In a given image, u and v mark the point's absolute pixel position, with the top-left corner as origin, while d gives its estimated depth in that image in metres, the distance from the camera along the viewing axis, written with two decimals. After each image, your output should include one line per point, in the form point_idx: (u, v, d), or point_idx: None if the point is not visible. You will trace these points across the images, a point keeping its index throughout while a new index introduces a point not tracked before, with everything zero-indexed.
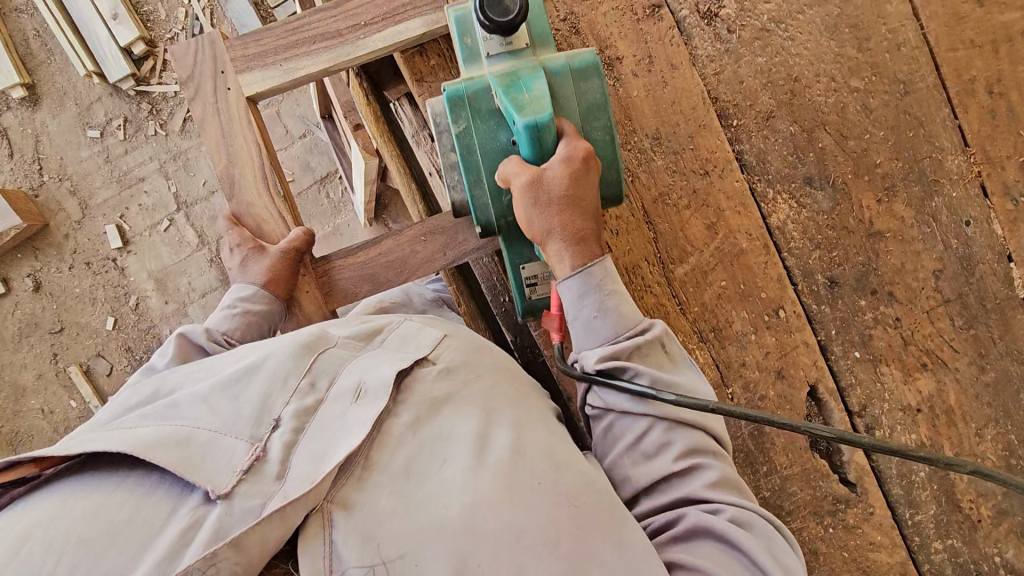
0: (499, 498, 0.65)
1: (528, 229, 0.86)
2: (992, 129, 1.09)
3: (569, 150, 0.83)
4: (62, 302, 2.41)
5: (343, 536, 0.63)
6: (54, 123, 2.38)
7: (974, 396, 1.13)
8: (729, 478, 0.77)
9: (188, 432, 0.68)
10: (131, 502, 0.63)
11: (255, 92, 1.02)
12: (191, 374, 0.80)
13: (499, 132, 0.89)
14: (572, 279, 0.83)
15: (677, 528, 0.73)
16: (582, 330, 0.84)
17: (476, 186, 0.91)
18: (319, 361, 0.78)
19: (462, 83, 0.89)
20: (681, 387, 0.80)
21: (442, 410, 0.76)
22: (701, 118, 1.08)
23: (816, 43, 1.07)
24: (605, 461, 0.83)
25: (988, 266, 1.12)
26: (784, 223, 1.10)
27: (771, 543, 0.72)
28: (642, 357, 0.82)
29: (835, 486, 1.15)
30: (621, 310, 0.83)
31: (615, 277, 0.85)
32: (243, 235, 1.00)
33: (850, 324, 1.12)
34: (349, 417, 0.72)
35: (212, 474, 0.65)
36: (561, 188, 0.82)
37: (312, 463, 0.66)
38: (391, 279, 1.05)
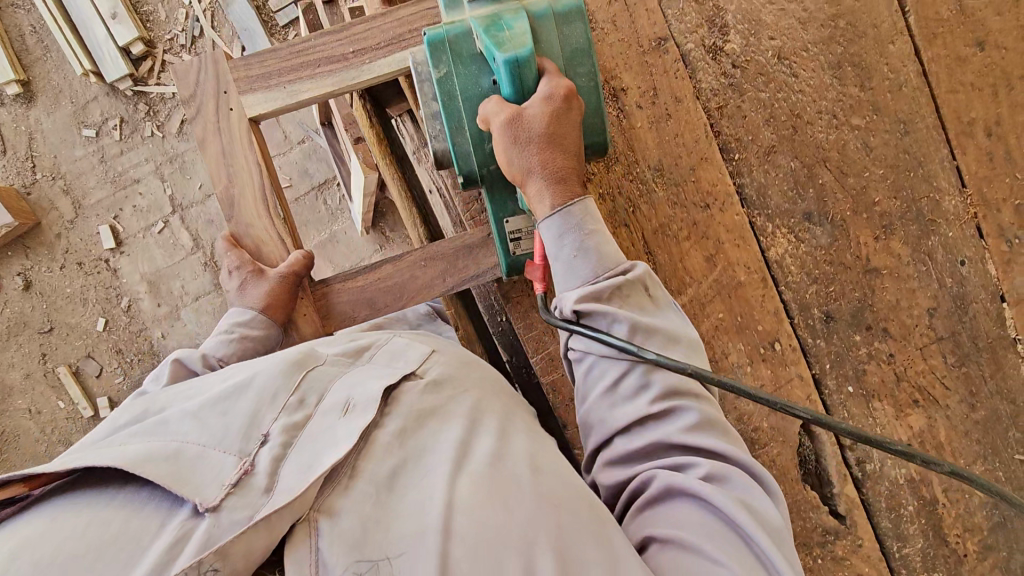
0: (479, 503, 0.62)
1: (508, 171, 0.83)
2: (989, 171, 1.10)
3: (551, 87, 0.81)
4: (52, 301, 2.38)
5: (329, 543, 0.58)
6: (49, 120, 2.35)
7: (964, 432, 1.14)
8: (708, 418, 0.75)
9: (176, 447, 0.64)
10: (122, 518, 0.59)
11: (257, 113, 1.01)
12: (181, 393, 0.77)
13: (481, 77, 0.86)
14: (551, 218, 0.80)
15: (651, 489, 0.71)
16: (562, 271, 0.81)
17: (458, 133, 0.88)
18: (308, 378, 0.75)
19: (443, 28, 0.86)
20: (659, 332, 0.78)
21: (428, 422, 0.73)
22: (703, 151, 1.08)
23: (819, 80, 1.08)
24: (585, 408, 0.81)
25: (981, 306, 1.13)
26: (782, 257, 1.11)
27: (746, 492, 0.68)
28: (622, 298, 0.79)
29: (825, 517, 1.15)
30: (601, 251, 0.80)
31: (596, 215, 0.82)
32: (242, 257, 0.99)
33: (844, 358, 1.13)
34: (337, 429, 0.68)
35: (201, 487, 0.60)
36: (541, 128, 0.80)
37: (300, 475, 0.62)
38: (390, 303, 1.04)
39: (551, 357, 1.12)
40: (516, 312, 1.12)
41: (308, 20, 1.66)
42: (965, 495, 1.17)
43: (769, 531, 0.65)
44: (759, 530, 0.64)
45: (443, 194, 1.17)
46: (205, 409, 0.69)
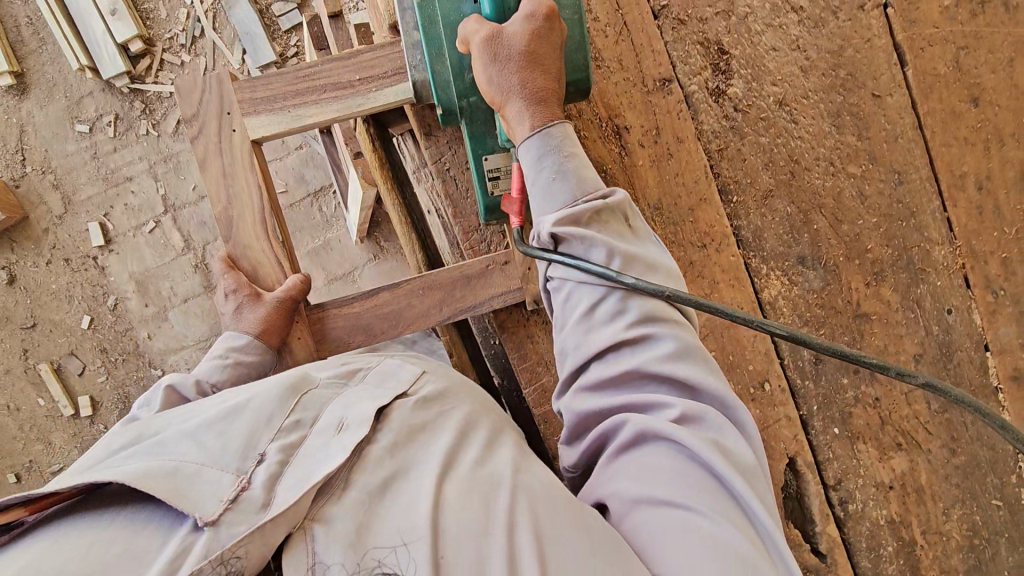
0: (466, 506, 0.62)
1: (485, 93, 0.81)
2: (978, 224, 1.13)
3: (533, 6, 0.79)
4: (36, 297, 2.34)
5: (326, 547, 0.58)
6: (41, 114, 2.32)
7: (944, 476, 1.19)
8: (685, 345, 0.73)
9: (174, 463, 0.63)
10: (124, 536, 0.57)
11: (260, 135, 1.00)
12: (176, 416, 0.75)
13: (463, 3, 0.85)
14: (530, 138, 0.79)
15: (624, 434, 0.70)
16: (540, 196, 0.80)
17: (438, 60, 0.87)
18: (303, 400, 0.74)
19: None
20: (638, 258, 0.76)
21: (418, 438, 0.71)
22: (703, 192, 1.09)
23: (818, 128, 1.10)
24: (561, 337, 0.80)
25: (965, 354, 1.15)
26: (774, 299, 1.12)
27: (722, 432, 0.68)
28: (601, 223, 0.78)
29: (806, 556, 1.17)
30: (580, 174, 0.79)
31: (575, 140, 0.81)
32: (240, 279, 0.98)
33: (832, 401, 1.17)
34: (331, 446, 0.67)
35: (200, 502, 0.59)
36: (520, 45, 0.78)
37: (295, 489, 0.61)
38: (386, 330, 1.05)
39: (543, 388, 1.13)
40: (511, 342, 1.13)
41: (312, 33, 1.65)
42: (942, 537, 1.19)
43: (741, 467, 0.66)
44: (731, 470, 0.64)
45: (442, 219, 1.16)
46: (202, 428, 0.68)
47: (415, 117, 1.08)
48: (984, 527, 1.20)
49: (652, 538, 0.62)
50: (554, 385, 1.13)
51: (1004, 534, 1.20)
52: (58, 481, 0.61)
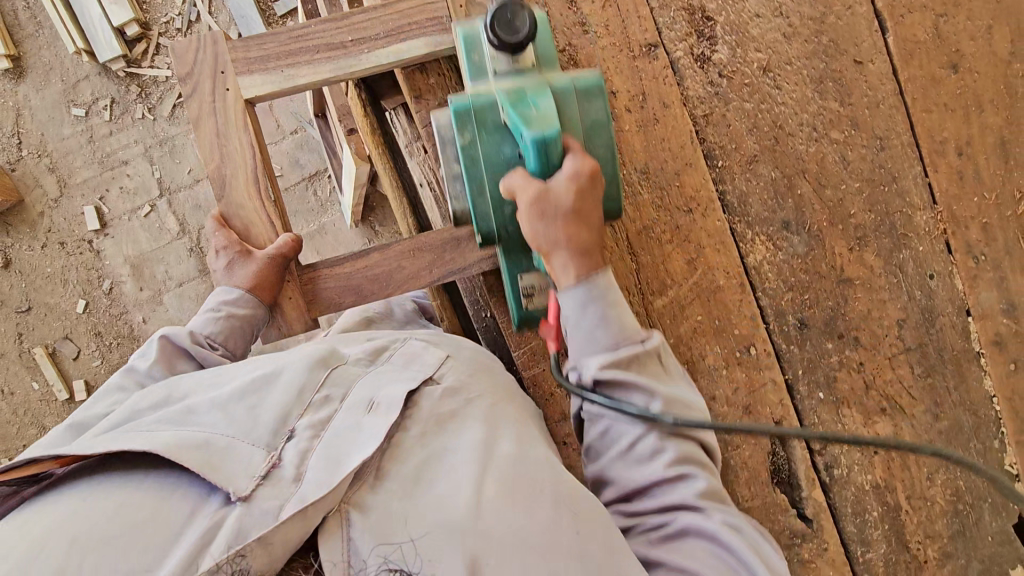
0: (499, 501, 0.71)
1: (531, 240, 0.86)
2: (959, 189, 1.15)
3: (575, 165, 0.84)
4: (31, 281, 2.35)
5: (361, 532, 0.66)
6: (38, 97, 2.33)
7: (928, 441, 1.20)
8: (715, 486, 0.81)
9: (207, 436, 0.71)
10: (152, 502, 0.65)
11: (253, 95, 1.01)
12: (207, 380, 0.82)
13: (504, 145, 0.90)
14: (575, 289, 0.83)
15: (670, 527, 0.78)
16: (581, 340, 0.84)
17: (480, 199, 0.91)
18: (331, 376, 0.83)
19: (469, 98, 0.91)
20: (677, 403, 0.82)
21: (447, 426, 0.81)
22: (689, 157, 1.11)
23: (801, 93, 1.12)
24: (600, 466, 0.86)
25: (947, 319, 1.17)
26: (759, 264, 1.14)
27: (759, 545, 0.76)
28: (640, 367, 0.83)
29: (793, 520, 1.19)
30: (622, 321, 0.83)
31: (618, 290, 0.85)
32: (231, 237, 0.99)
33: (817, 365, 1.17)
34: (364, 426, 0.75)
35: (232, 477, 0.68)
36: (568, 204, 0.83)
37: (328, 470, 0.69)
38: (376, 292, 1.04)
39: (532, 351, 1.14)
40: (500, 307, 1.14)
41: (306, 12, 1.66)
42: (927, 502, 1.21)
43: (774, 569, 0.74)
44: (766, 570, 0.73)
45: (437, 191, 1.20)
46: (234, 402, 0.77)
47: (405, 80, 1.08)
48: (968, 492, 1.21)
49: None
50: (542, 348, 1.14)
51: (987, 499, 1.22)
52: (101, 442, 0.70)
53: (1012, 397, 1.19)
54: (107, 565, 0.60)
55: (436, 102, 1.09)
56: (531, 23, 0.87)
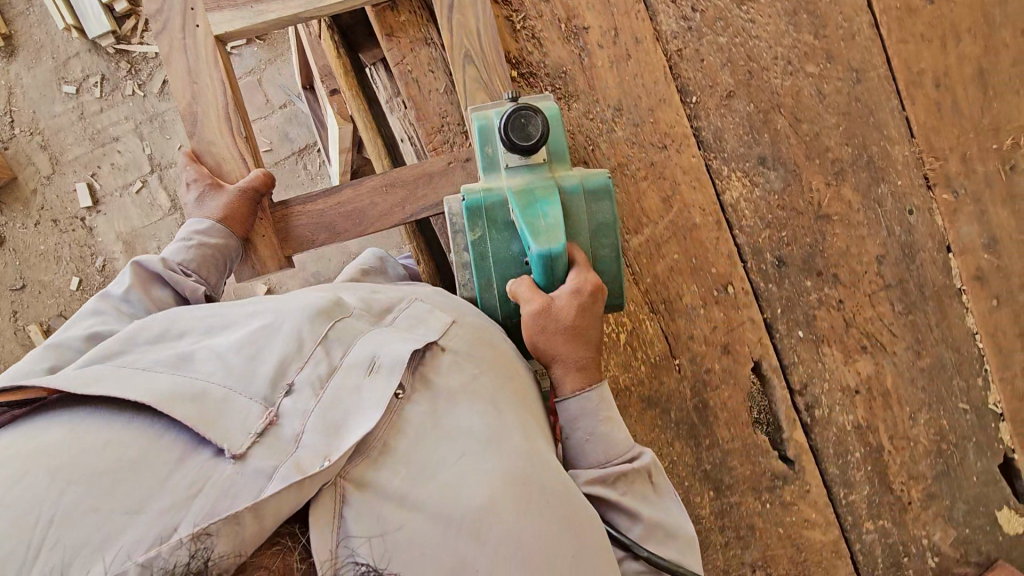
0: (509, 504, 0.62)
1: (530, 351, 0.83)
2: (936, 121, 1.14)
3: (579, 280, 0.81)
4: (25, 259, 2.36)
5: (355, 517, 0.58)
6: (29, 75, 2.34)
7: (909, 379, 1.19)
8: None
9: (201, 384, 0.62)
10: (139, 444, 0.56)
11: (223, 32, 1.02)
12: (203, 321, 0.73)
13: (512, 243, 0.89)
14: (566, 400, 0.79)
15: None
16: (569, 449, 0.79)
17: (486, 290, 0.91)
18: (336, 328, 0.72)
19: (481, 191, 0.89)
20: (662, 530, 0.75)
21: (461, 401, 0.71)
22: (662, 93, 1.11)
23: (775, 26, 1.11)
24: None
25: (928, 255, 1.16)
26: (736, 201, 1.14)
27: None
28: (627, 486, 0.77)
29: (774, 462, 1.18)
30: (612, 437, 0.78)
31: (612, 402, 0.81)
32: (202, 171, 1.01)
33: (795, 303, 1.17)
34: (366, 392, 0.66)
35: (227, 432, 0.58)
36: (569, 317, 0.80)
37: (327, 436, 0.61)
38: (349, 229, 1.05)
39: None
40: None
41: None
42: (910, 442, 1.19)
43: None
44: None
45: (415, 146, 1.16)
46: (232, 348, 0.67)
47: (376, 18, 1.09)
48: (952, 431, 1.20)
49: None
50: None
51: (971, 438, 1.20)
52: (81, 377, 0.60)
53: (994, 333, 1.19)
54: (85, 507, 0.51)
55: (409, 40, 1.09)
56: (544, 127, 0.84)
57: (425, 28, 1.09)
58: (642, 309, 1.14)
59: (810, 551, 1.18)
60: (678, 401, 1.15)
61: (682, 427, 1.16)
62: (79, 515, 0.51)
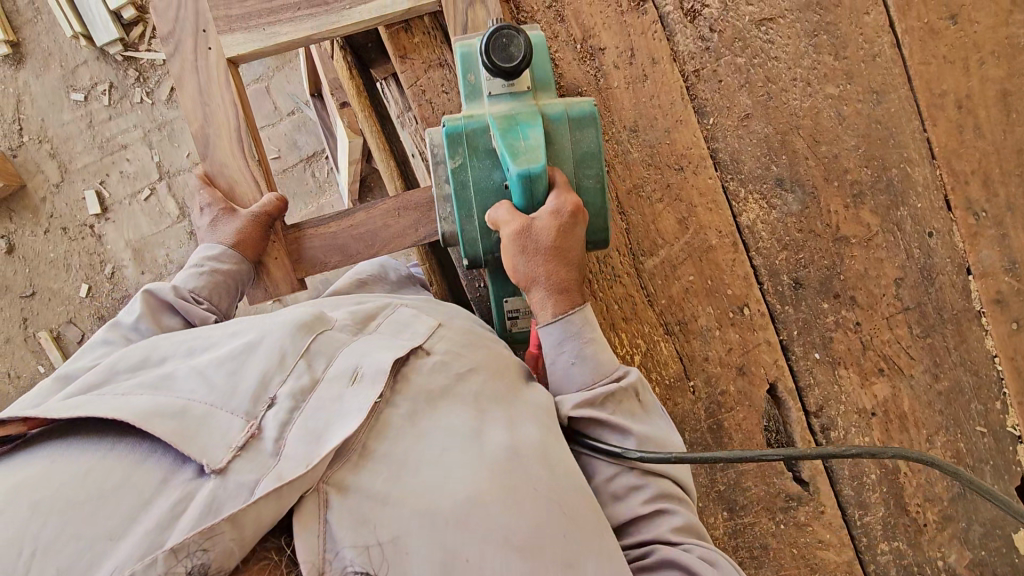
0: (491, 494, 0.65)
1: (511, 274, 0.85)
2: (958, 144, 1.12)
3: (558, 202, 0.83)
4: (35, 266, 2.36)
5: (337, 519, 0.60)
6: (37, 83, 2.34)
7: (927, 402, 1.17)
8: (692, 524, 0.76)
9: (183, 403, 0.65)
10: (121, 469, 0.60)
11: (236, 54, 1.01)
12: (186, 344, 0.76)
13: (494, 172, 0.88)
14: (551, 325, 0.82)
15: (647, 562, 0.72)
16: (559, 375, 0.83)
17: (468, 221, 0.90)
18: (317, 342, 0.75)
19: (462, 120, 0.89)
20: (652, 439, 0.80)
21: (439, 404, 0.74)
22: (679, 114, 1.09)
23: (795, 47, 1.10)
24: None
25: (947, 277, 1.15)
26: (753, 223, 1.13)
27: None
28: (616, 404, 0.81)
29: (788, 483, 1.18)
30: (598, 358, 0.82)
31: (595, 323, 0.84)
32: (215, 195, 1.00)
33: (812, 326, 1.16)
34: (346, 402, 0.69)
35: (207, 447, 0.61)
36: (547, 240, 0.82)
37: (308, 445, 0.64)
38: (362, 251, 1.04)
39: None
40: None
41: None
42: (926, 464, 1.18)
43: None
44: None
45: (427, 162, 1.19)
46: (214, 367, 0.70)
47: (390, 40, 1.07)
48: (969, 454, 1.18)
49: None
50: None
51: (989, 461, 1.18)
52: (66, 403, 0.64)
53: (1014, 357, 1.17)
54: (70, 533, 0.55)
55: (422, 62, 1.08)
56: (527, 48, 0.83)
57: (440, 50, 1.08)
58: (657, 331, 1.13)
59: (824, 572, 1.18)
60: (692, 422, 1.14)
61: (697, 448, 1.15)
62: (63, 541, 0.55)
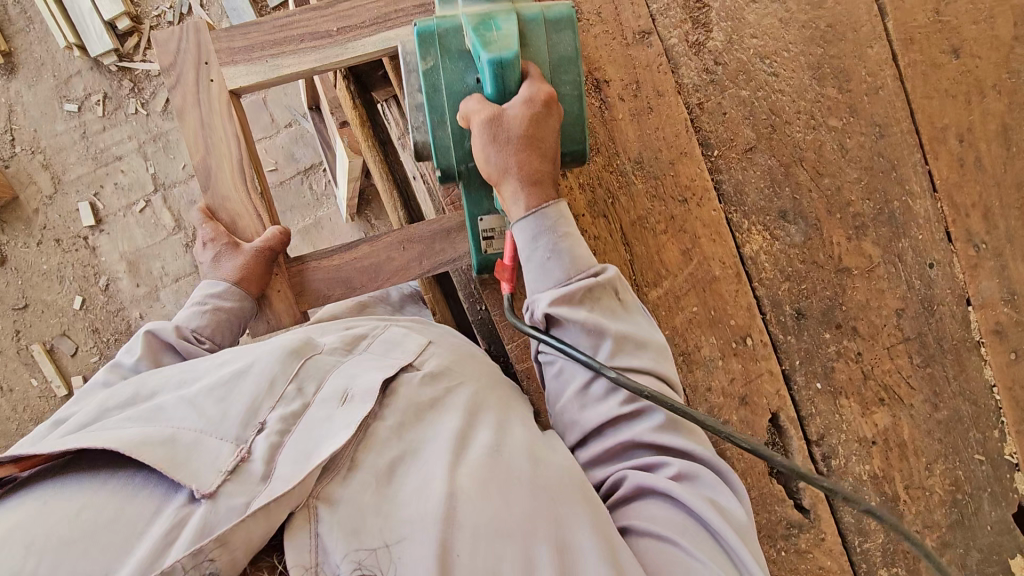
0: (478, 493, 0.64)
1: (483, 169, 0.84)
2: (959, 176, 1.14)
3: (531, 92, 0.81)
4: (27, 278, 2.33)
5: (329, 529, 0.59)
6: (30, 93, 2.31)
7: (927, 431, 1.18)
8: (674, 420, 0.78)
9: (172, 432, 0.65)
10: (115, 503, 0.59)
11: (239, 85, 1.00)
12: (175, 377, 0.75)
13: (467, 74, 0.86)
14: (526, 219, 0.82)
15: (621, 491, 0.74)
16: (535, 272, 0.83)
17: (440, 127, 0.88)
18: (306, 366, 0.75)
19: (435, 21, 0.86)
20: (629, 335, 0.80)
21: (427, 417, 0.73)
22: (683, 146, 1.09)
23: (799, 80, 1.11)
24: (558, 407, 0.84)
25: (947, 308, 1.16)
26: (756, 254, 1.13)
27: (710, 490, 0.72)
28: (592, 300, 0.81)
29: (789, 511, 1.18)
30: (574, 253, 0.82)
31: (571, 219, 0.84)
32: (218, 229, 0.98)
33: (814, 355, 1.16)
34: (335, 421, 0.68)
35: (198, 473, 0.61)
36: (519, 129, 0.80)
37: (296, 463, 0.63)
38: (366, 284, 1.03)
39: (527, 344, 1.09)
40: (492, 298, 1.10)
41: None
42: (925, 492, 1.18)
43: (732, 523, 0.69)
44: (722, 523, 0.67)
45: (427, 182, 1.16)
46: (203, 394, 0.70)
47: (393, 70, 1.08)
48: (967, 481, 1.19)
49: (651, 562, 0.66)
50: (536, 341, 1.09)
51: (987, 489, 1.19)
52: (55, 441, 0.63)
53: (1012, 386, 1.19)
54: (66, 571, 0.54)
55: None
56: None
57: None
58: None
59: None
60: None
61: None
62: None
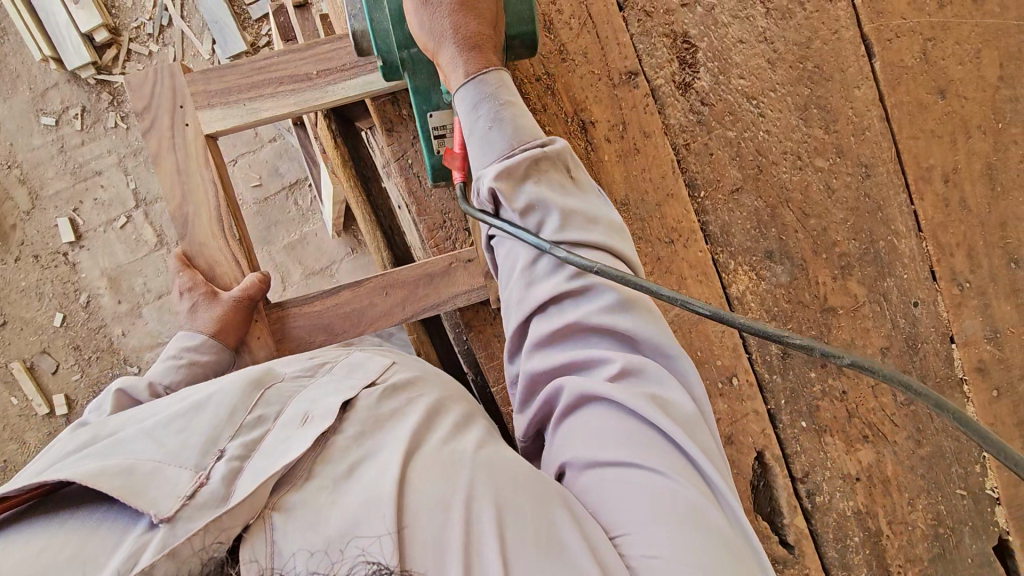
0: (448, 496, 0.56)
1: (419, 38, 0.81)
2: (944, 216, 1.14)
3: None
4: (6, 295, 2.28)
5: (287, 534, 0.52)
6: (6, 107, 2.25)
7: (910, 467, 1.19)
8: (627, 297, 0.70)
9: (131, 462, 0.56)
10: (76, 539, 0.51)
11: (215, 130, 0.98)
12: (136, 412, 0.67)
13: None
14: (466, 86, 0.77)
15: (565, 396, 0.69)
16: (477, 146, 0.77)
17: (378, 10, 0.86)
18: (269, 392, 0.67)
19: None
20: (578, 209, 0.74)
21: (388, 426, 0.64)
22: (670, 188, 1.08)
23: (785, 121, 1.11)
24: (506, 291, 0.78)
25: (931, 346, 1.15)
26: (743, 294, 1.11)
27: (658, 386, 0.67)
28: (539, 171, 0.75)
29: (775, 548, 1.15)
30: (517, 121, 0.76)
31: (514, 88, 0.78)
32: (196, 278, 0.96)
33: (800, 394, 1.18)
34: (292, 442, 0.60)
35: (156, 499, 0.53)
36: None
37: (254, 478, 0.55)
38: (347, 331, 1.02)
39: None
40: (477, 340, 1.09)
41: (278, 23, 1.55)
42: (908, 527, 1.19)
43: (680, 420, 0.65)
44: (670, 423, 0.63)
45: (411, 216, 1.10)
46: (162, 424, 0.62)
47: (376, 112, 1.07)
48: (949, 515, 1.20)
49: (590, 479, 0.63)
50: None
51: (969, 523, 1.21)
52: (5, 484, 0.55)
53: (995, 423, 1.18)
54: None
55: (409, 134, 1.08)
56: None
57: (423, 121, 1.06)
58: None
59: None
60: None
61: None
62: None
